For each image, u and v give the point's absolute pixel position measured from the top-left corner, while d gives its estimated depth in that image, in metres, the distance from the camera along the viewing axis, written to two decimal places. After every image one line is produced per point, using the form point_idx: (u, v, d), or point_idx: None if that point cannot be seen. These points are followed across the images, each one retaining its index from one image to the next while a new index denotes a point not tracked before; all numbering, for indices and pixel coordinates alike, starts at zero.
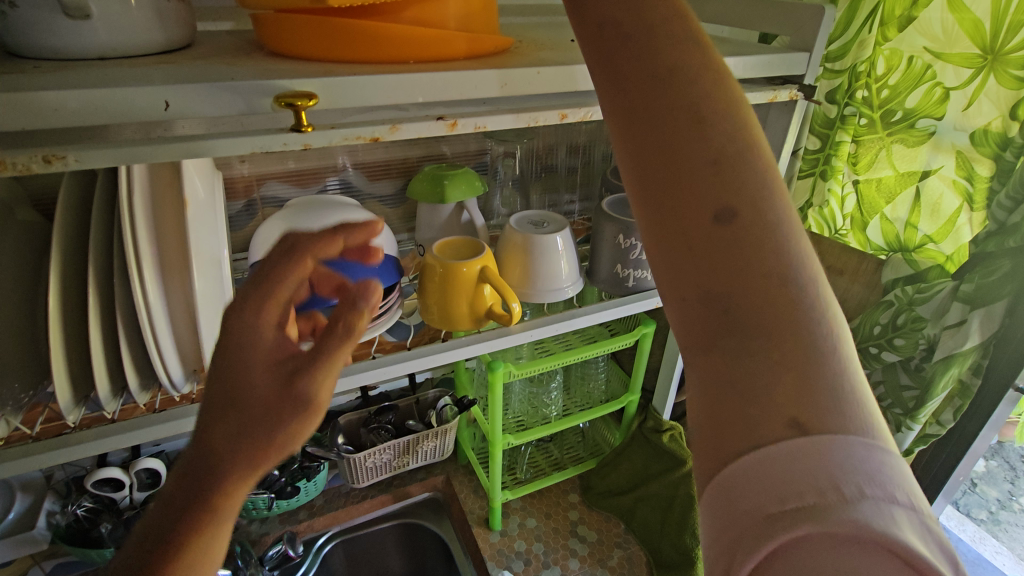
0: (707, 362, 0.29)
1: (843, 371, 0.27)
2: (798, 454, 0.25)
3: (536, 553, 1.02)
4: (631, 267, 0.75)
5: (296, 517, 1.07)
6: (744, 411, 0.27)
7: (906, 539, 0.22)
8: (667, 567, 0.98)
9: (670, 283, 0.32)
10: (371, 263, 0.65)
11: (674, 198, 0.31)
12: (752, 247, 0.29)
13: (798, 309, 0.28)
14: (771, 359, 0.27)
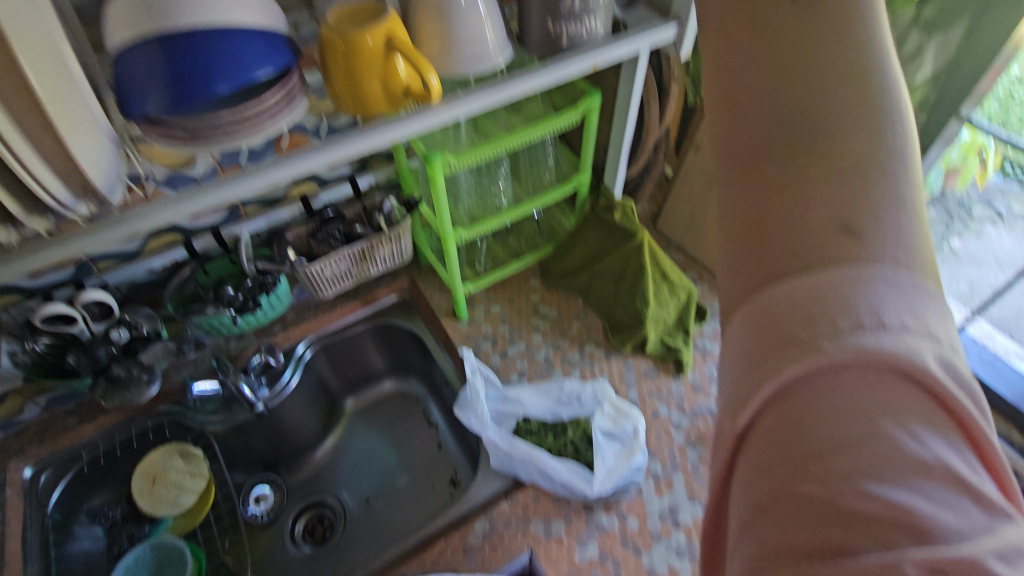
0: (768, 182, 0.34)
1: (894, 221, 0.31)
2: (829, 265, 0.30)
3: (502, 333, 1.10)
4: (564, 21, 0.66)
5: (271, 332, 1.11)
6: (783, 234, 0.32)
7: (923, 366, 0.27)
8: (620, 329, 1.06)
9: (744, 142, 0.37)
10: (256, 42, 0.55)
11: (764, 50, 0.37)
12: (836, 107, 0.34)
13: (864, 143, 0.33)
14: (819, 199, 0.32)
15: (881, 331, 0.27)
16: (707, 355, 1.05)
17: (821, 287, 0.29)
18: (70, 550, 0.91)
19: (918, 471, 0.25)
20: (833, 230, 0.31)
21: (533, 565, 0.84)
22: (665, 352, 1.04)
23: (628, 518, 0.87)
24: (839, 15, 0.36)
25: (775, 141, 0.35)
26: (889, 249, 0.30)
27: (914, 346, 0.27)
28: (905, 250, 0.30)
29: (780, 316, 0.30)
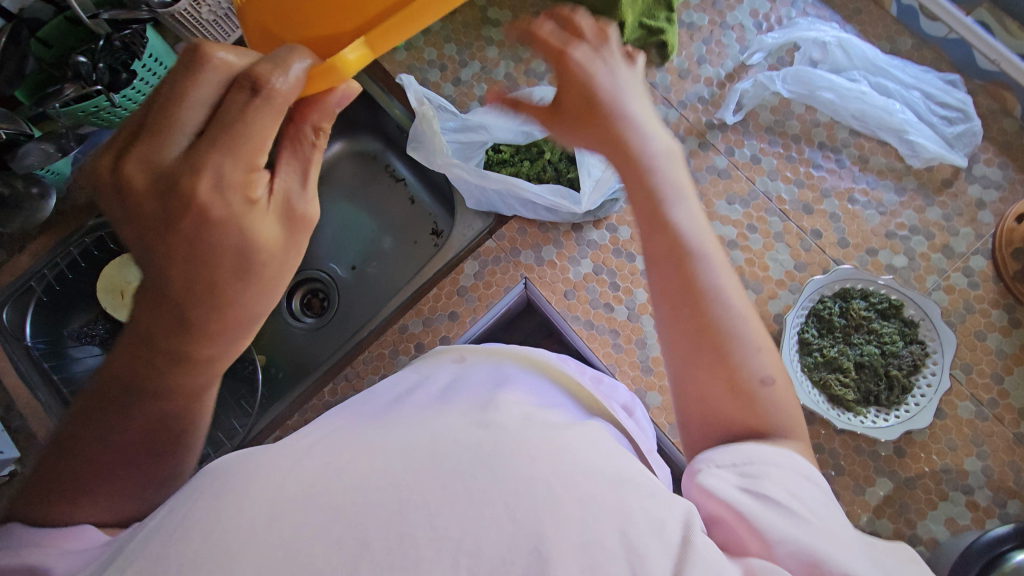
0: (695, 358, 0.49)
1: (756, 356, 0.48)
2: (742, 408, 0.48)
3: (450, 57, 0.92)
4: None
5: None
6: (710, 386, 0.49)
7: (779, 491, 0.41)
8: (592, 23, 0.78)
9: (674, 335, 0.50)
10: None
11: (667, 251, 0.51)
12: (710, 294, 0.49)
13: (732, 323, 0.49)
14: (721, 365, 0.48)
15: (747, 477, 0.42)
16: (694, 33, 0.89)
17: (744, 414, 0.48)
18: (75, 370, 0.90)
19: (776, 460, 0.43)
20: (753, 389, 0.48)
21: (529, 291, 0.84)
22: (647, 38, 0.83)
23: (619, 228, 0.84)
24: (654, 207, 0.52)
25: (690, 322, 0.49)
26: (773, 396, 0.48)
27: (775, 480, 0.42)
28: (770, 393, 0.48)
29: (725, 427, 0.48)
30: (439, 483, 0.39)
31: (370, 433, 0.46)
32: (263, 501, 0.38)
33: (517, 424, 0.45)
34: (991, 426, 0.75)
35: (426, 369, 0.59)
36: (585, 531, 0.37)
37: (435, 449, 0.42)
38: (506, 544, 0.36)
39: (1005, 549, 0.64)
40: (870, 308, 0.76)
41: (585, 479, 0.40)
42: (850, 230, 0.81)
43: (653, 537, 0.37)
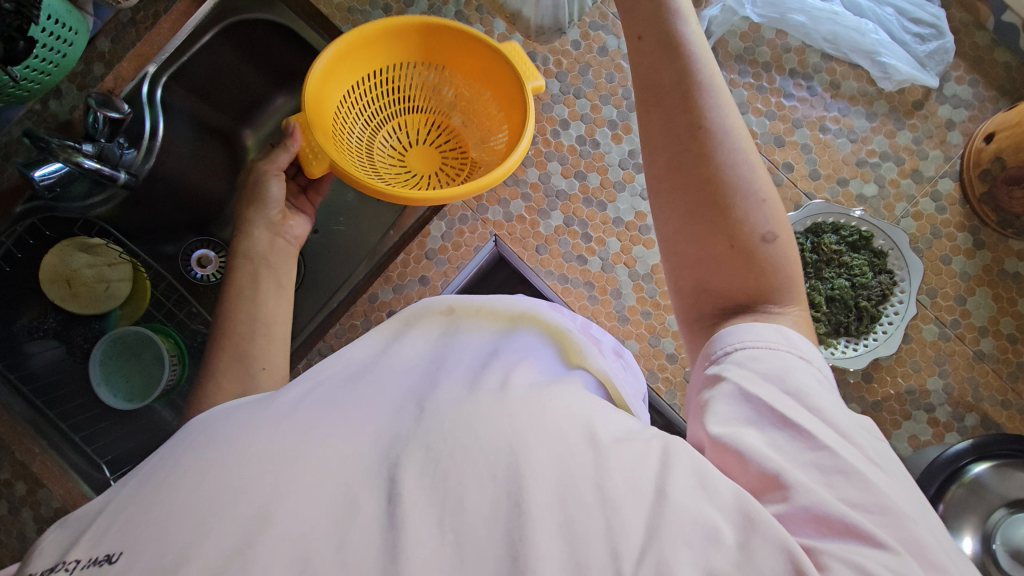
0: (697, 218, 0.43)
1: (767, 212, 0.43)
2: (752, 273, 0.42)
3: None
4: None
5: (94, 76, 0.84)
6: (711, 250, 0.43)
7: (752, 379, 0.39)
8: None
9: (672, 194, 0.44)
10: None
11: (673, 99, 0.44)
12: (716, 142, 0.43)
13: (741, 176, 0.42)
14: (726, 223, 0.42)
15: (729, 356, 0.41)
16: None
17: (749, 280, 0.42)
18: (33, 365, 0.85)
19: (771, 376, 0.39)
20: (759, 250, 0.42)
21: (501, 249, 0.81)
22: None
23: (588, 176, 0.81)
24: (673, 56, 0.45)
25: (692, 180, 0.43)
26: (781, 254, 0.43)
27: (760, 362, 0.39)
28: (781, 251, 0.43)
29: (726, 302, 0.44)
30: (423, 442, 0.38)
31: (361, 392, 0.44)
32: (260, 451, 0.37)
33: (496, 386, 0.42)
34: (952, 346, 0.77)
35: (415, 324, 0.54)
36: (562, 479, 0.37)
37: (425, 409, 0.41)
38: (487, 498, 0.36)
39: (964, 462, 0.68)
40: (841, 240, 0.76)
41: (567, 432, 0.39)
42: (821, 161, 0.79)
43: (627, 477, 0.37)
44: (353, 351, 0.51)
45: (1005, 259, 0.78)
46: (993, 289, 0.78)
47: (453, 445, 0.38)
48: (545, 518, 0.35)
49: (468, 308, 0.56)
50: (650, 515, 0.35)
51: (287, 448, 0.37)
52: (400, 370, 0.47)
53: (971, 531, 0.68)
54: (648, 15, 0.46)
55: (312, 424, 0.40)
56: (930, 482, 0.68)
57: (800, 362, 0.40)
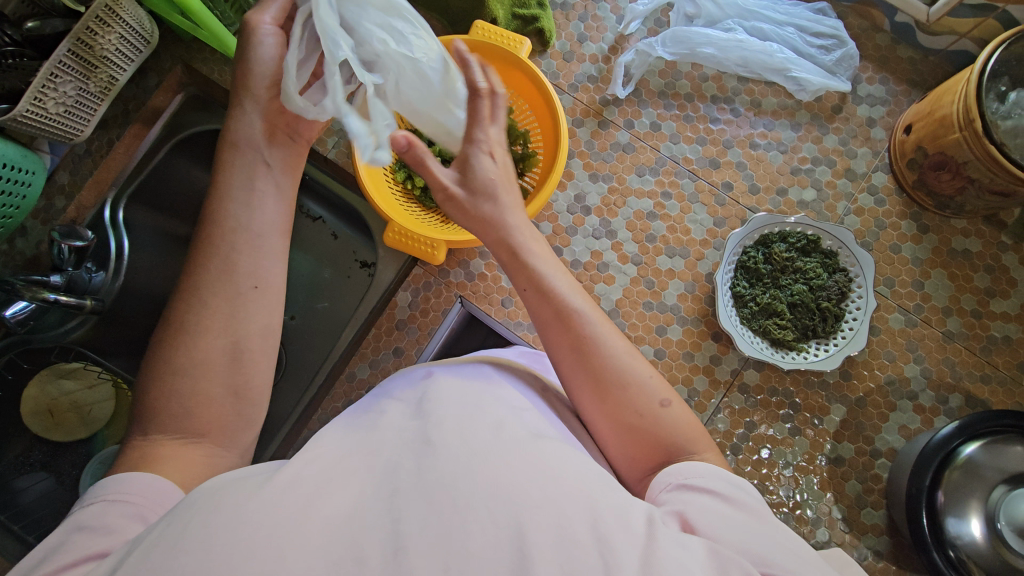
0: (608, 406, 0.46)
1: (655, 381, 0.46)
2: (662, 435, 0.45)
3: None
4: None
5: (56, 209, 0.86)
6: (624, 423, 0.45)
7: (698, 486, 0.41)
8: (460, 22, 0.84)
9: (576, 391, 0.47)
10: None
11: (559, 320, 0.47)
12: (596, 349, 0.46)
13: (630, 366, 0.46)
14: (626, 403, 0.45)
15: (670, 491, 0.41)
16: (570, 11, 0.87)
17: (661, 438, 0.45)
18: (24, 502, 0.85)
19: (719, 496, 0.40)
20: (659, 419, 0.45)
21: (468, 309, 0.81)
22: (523, 28, 0.84)
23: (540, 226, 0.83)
24: (539, 287, 0.49)
25: (590, 378, 0.46)
26: (681, 415, 0.46)
27: (700, 485, 0.41)
28: (679, 417, 0.46)
29: (650, 463, 0.45)
30: (424, 492, 0.37)
31: (355, 454, 0.41)
32: (265, 506, 0.35)
33: (490, 435, 0.40)
34: (920, 331, 0.79)
35: (394, 390, 0.51)
36: (560, 523, 0.35)
37: (424, 459, 0.39)
38: (490, 542, 0.35)
39: (955, 445, 0.68)
40: (791, 247, 0.78)
41: (564, 477, 0.38)
42: (758, 175, 0.83)
43: (620, 521, 0.36)
44: (341, 416, 0.49)
45: (952, 239, 0.80)
46: (947, 269, 0.80)
47: (443, 496, 0.36)
48: (546, 557, 0.34)
49: (445, 364, 0.54)
50: (642, 550, 0.34)
51: (292, 510, 0.36)
52: (395, 426, 0.43)
53: (976, 514, 0.68)
54: (520, 264, 0.50)
55: (314, 483, 0.38)
56: (925, 472, 0.68)
57: (728, 485, 0.41)
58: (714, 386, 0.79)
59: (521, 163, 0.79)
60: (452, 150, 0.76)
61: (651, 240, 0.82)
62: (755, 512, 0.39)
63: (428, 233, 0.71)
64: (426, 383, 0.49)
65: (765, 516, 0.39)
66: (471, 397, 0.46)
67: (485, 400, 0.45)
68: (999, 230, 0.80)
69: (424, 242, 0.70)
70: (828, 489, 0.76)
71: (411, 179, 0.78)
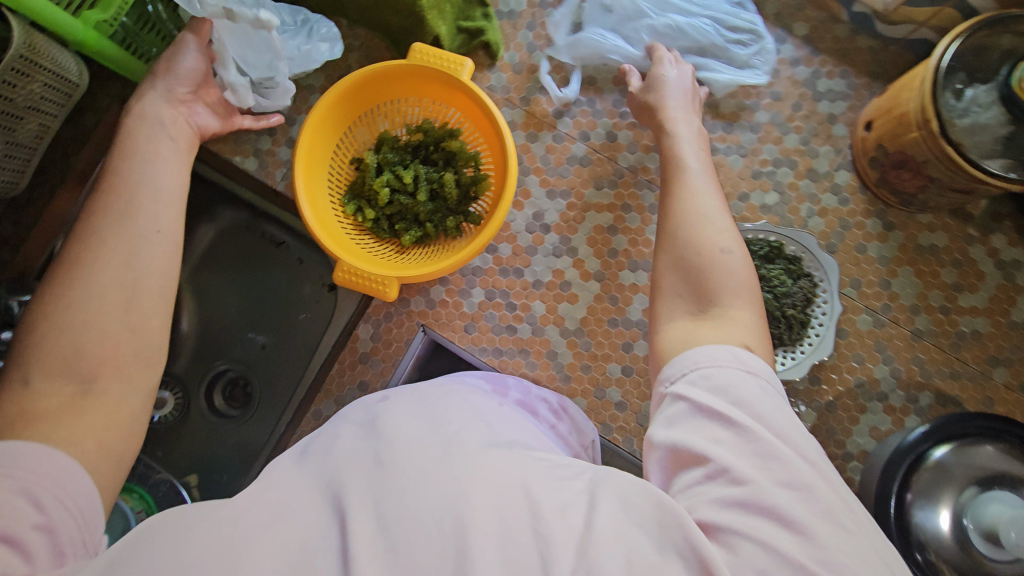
0: (674, 265, 0.53)
1: (728, 230, 0.54)
2: (720, 276, 0.50)
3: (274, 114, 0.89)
4: None
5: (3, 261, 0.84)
6: (682, 276, 0.52)
7: (693, 395, 0.42)
8: (403, 40, 0.80)
9: (670, 232, 0.56)
10: None
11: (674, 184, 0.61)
12: (699, 200, 0.57)
13: (717, 214, 0.55)
14: (696, 239, 0.53)
15: (682, 379, 0.44)
16: (516, 21, 0.84)
17: (714, 279, 0.50)
18: None
19: (715, 390, 0.42)
20: (717, 270, 0.51)
21: (431, 336, 0.81)
22: (468, 43, 0.81)
23: (499, 247, 0.81)
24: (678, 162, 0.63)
25: (680, 218, 0.56)
26: (733, 288, 0.50)
27: (694, 378, 0.44)
28: (742, 281, 0.51)
29: (696, 302, 0.50)
30: (376, 500, 0.40)
31: (310, 481, 0.43)
32: (218, 536, 0.38)
33: (439, 447, 0.43)
34: (889, 331, 0.78)
35: (349, 415, 0.52)
36: (500, 523, 0.38)
37: (383, 465, 0.42)
38: (433, 552, 0.37)
39: (925, 448, 0.68)
40: (753, 256, 0.77)
41: (506, 485, 0.40)
42: (718, 181, 0.81)
43: (559, 516, 0.39)
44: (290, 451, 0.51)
45: (918, 235, 0.79)
46: (914, 266, 0.79)
47: (401, 504, 0.39)
48: (485, 557, 0.36)
49: (403, 391, 0.56)
50: (579, 547, 0.37)
51: (234, 533, 0.38)
52: (350, 446, 0.45)
53: (946, 513, 0.68)
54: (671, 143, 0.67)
55: (265, 513, 0.40)
56: (892, 478, 0.68)
57: (730, 373, 0.42)
58: None
59: (473, 188, 0.77)
60: (401, 179, 0.75)
61: (613, 254, 0.80)
62: (755, 389, 0.41)
63: (376, 268, 0.69)
64: (380, 406, 0.50)
65: (766, 417, 0.40)
66: (425, 414, 0.48)
67: (439, 416, 0.48)
68: (965, 223, 0.79)
69: (373, 279, 0.68)
70: None
71: (362, 212, 0.76)
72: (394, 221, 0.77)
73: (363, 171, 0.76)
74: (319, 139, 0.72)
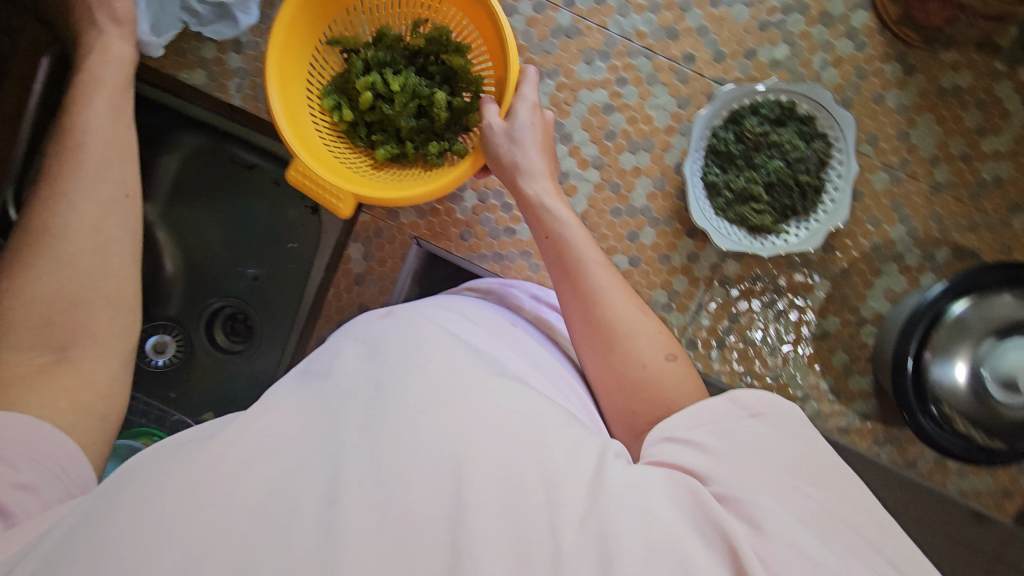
0: (609, 359, 0.53)
1: (657, 336, 0.54)
2: (657, 386, 0.50)
3: None
4: None
5: None
6: (621, 385, 0.52)
7: (689, 435, 0.44)
8: None
9: (584, 336, 0.55)
10: None
11: (572, 276, 0.56)
12: (603, 307, 0.54)
13: (622, 323, 0.53)
14: (630, 344, 0.53)
15: (661, 444, 0.45)
16: None
17: (656, 389, 0.50)
18: None
19: (720, 432, 0.43)
20: (660, 368, 0.52)
21: (426, 248, 0.77)
22: None
23: None
24: (564, 250, 0.58)
25: (601, 326, 0.53)
26: (680, 376, 0.51)
27: (682, 437, 0.44)
28: (681, 379, 0.51)
29: (645, 414, 0.50)
30: (367, 445, 0.41)
31: (319, 411, 0.45)
32: (202, 481, 0.38)
33: (443, 374, 0.45)
34: (906, 187, 0.73)
35: (352, 330, 0.56)
36: (503, 476, 0.39)
37: (381, 406, 0.43)
38: (427, 492, 0.38)
39: (944, 305, 0.66)
40: (764, 120, 0.70)
41: (502, 428, 0.41)
42: (722, 38, 0.72)
43: (565, 460, 0.40)
44: (288, 380, 0.52)
45: (941, 77, 0.72)
46: (935, 112, 0.72)
47: (397, 439, 0.41)
48: (490, 527, 0.37)
49: (410, 307, 0.57)
50: (589, 503, 0.38)
51: (220, 474, 0.39)
52: (348, 372, 0.48)
53: (963, 360, 0.68)
54: (551, 224, 0.60)
55: (244, 453, 0.40)
56: (909, 338, 0.67)
57: (738, 428, 0.43)
58: (694, 285, 0.76)
59: (466, 113, 0.69)
60: (388, 85, 0.67)
61: (610, 137, 0.73)
62: (755, 440, 0.43)
63: (341, 180, 0.61)
64: (387, 329, 0.53)
65: (764, 441, 0.42)
66: (444, 345, 0.49)
67: (428, 342, 0.49)
68: (993, 56, 0.71)
69: (328, 190, 0.60)
70: (816, 364, 0.76)
71: (338, 114, 0.68)
72: (370, 130, 0.69)
73: (348, 69, 0.68)
74: (297, 37, 0.63)
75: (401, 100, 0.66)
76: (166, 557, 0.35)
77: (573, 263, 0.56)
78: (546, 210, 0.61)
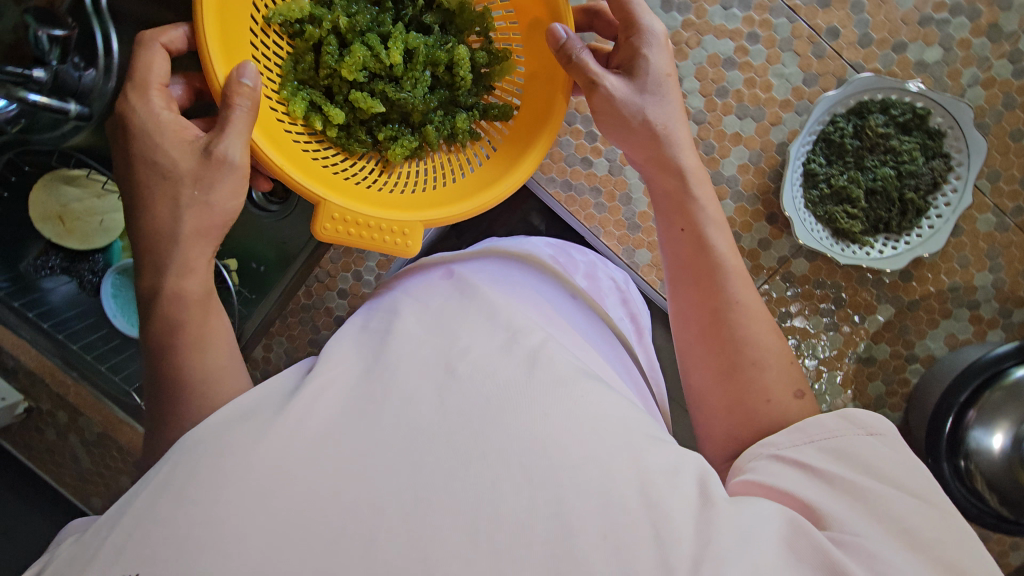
0: (725, 375, 0.44)
1: (784, 356, 0.44)
2: (779, 416, 0.42)
3: None
4: None
5: None
6: (731, 405, 0.43)
7: (795, 454, 0.37)
8: None
9: (697, 348, 0.46)
10: None
11: (698, 279, 0.46)
12: (731, 322, 0.44)
13: (751, 339, 0.44)
14: (757, 367, 0.43)
15: (761, 463, 0.38)
16: None
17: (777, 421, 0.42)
18: (53, 300, 0.85)
19: (833, 453, 0.36)
20: (787, 397, 0.42)
21: None
22: None
23: None
24: (691, 245, 0.47)
25: (721, 344, 0.44)
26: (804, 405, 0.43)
27: (790, 453, 0.37)
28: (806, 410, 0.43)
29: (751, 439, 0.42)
30: (449, 437, 0.33)
31: (386, 350, 0.40)
32: (268, 453, 0.32)
33: (519, 368, 0.38)
34: (1010, 237, 0.69)
35: (409, 284, 0.50)
36: (605, 491, 0.32)
37: (457, 368, 0.37)
38: (522, 502, 0.31)
39: (1007, 366, 0.62)
40: (890, 121, 0.65)
41: (612, 436, 0.35)
42: (875, 21, 0.66)
43: (670, 486, 0.33)
44: (348, 328, 0.46)
45: None
46: None
47: (487, 444, 0.33)
48: (591, 537, 0.31)
49: (467, 265, 0.53)
50: (696, 526, 0.31)
51: (281, 446, 0.32)
52: (409, 329, 0.42)
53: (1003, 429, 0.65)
54: (681, 206, 0.49)
55: (323, 420, 0.34)
56: (962, 388, 0.64)
57: (853, 447, 0.36)
58: (756, 272, 0.72)
59: (489, 68, 0.58)
60: (385, 58, 0.55)
61: (723, 94, 0.69)
62: (876, 466, 0.35)
63: (385, 209, 0.46)
64: (468, 282, 0.48)
65: (883, 464, 0.34)
66: (530, 330, 0.42)
67: (513, 318, 0.43)
68: None
69: (388, 227, 0.45)
70: (849, 386, 0.74)
71: (320, 115, 0.54)
72: (378, 127, 0.57)
73: (310, 48, 0.54)
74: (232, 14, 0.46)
75: (416, 76, 0.56)
76: (259, 528, 0.30)
77: (708, 260, 0.46)
78: (684, 187, 0.49)
